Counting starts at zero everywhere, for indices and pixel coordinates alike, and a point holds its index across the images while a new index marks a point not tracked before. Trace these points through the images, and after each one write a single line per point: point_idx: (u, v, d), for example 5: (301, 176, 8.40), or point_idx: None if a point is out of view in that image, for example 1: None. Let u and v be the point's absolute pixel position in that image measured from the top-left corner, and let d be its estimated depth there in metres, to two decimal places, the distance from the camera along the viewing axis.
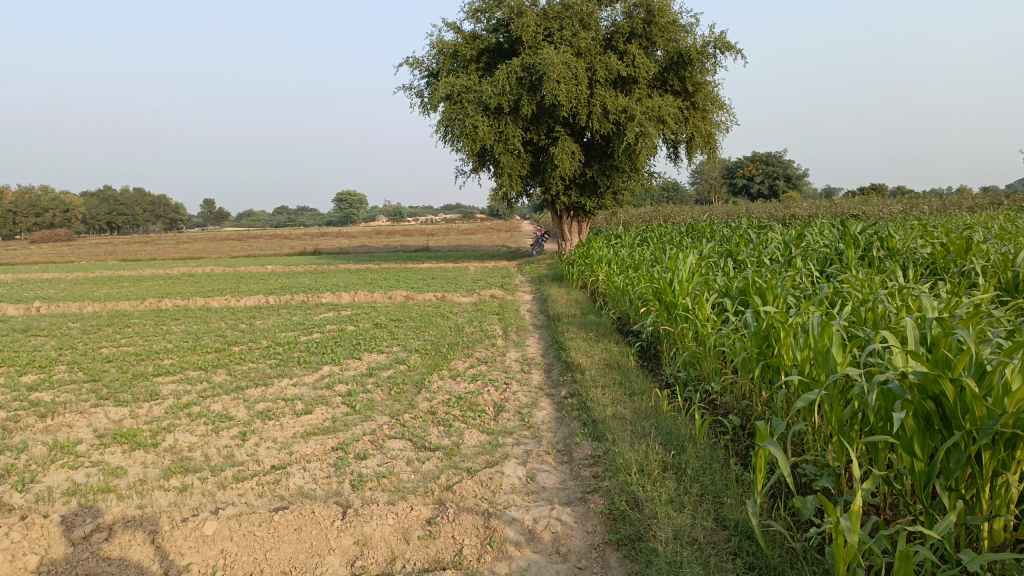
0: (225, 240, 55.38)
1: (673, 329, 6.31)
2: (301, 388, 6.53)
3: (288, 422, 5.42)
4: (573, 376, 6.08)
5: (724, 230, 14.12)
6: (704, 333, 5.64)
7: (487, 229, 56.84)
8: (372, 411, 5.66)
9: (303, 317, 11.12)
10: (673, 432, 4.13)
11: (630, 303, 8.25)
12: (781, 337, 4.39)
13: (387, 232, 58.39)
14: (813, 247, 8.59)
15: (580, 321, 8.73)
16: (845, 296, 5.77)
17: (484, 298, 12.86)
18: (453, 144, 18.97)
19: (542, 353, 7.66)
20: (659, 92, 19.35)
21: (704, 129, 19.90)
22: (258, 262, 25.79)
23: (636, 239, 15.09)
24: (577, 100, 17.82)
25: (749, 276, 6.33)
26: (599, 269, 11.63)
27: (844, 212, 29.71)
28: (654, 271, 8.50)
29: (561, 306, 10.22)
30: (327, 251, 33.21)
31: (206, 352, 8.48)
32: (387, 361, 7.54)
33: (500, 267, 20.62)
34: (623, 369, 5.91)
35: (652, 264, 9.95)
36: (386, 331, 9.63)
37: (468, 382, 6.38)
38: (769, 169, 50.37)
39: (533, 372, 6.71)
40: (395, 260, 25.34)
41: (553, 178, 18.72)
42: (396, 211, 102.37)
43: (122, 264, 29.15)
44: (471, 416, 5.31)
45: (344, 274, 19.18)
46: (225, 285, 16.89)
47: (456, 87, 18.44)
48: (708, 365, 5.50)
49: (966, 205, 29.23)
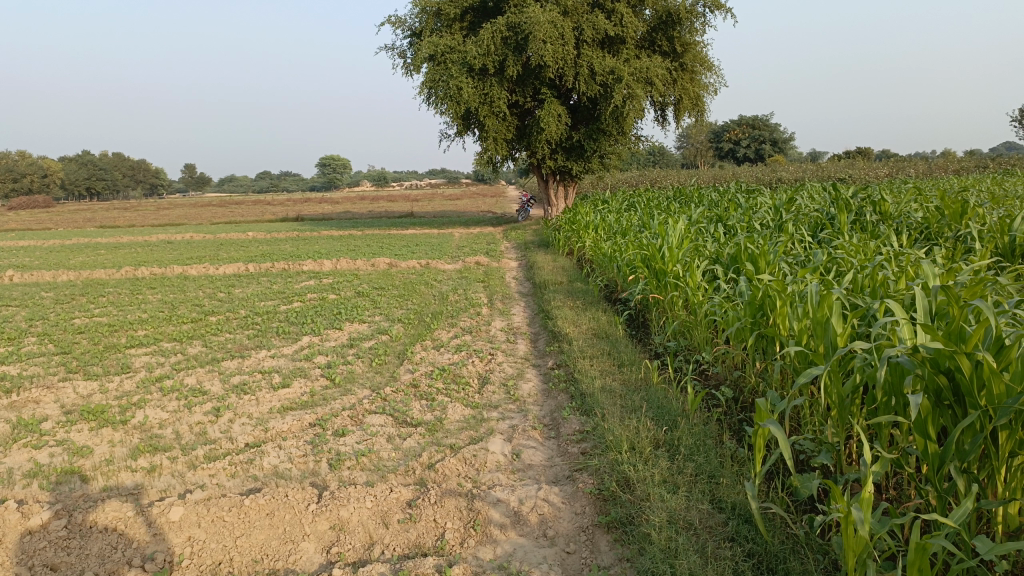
0: (206, 205, 54.60)
1: (662, 297, 6.12)
2: (279, 360, 6.32)
3: (265, 396, 5.22)
4: (559, 346, 5.90)
5: (713, 194, 13.92)
6: (695, 301, 5.45)
7: (473, 194, 56.36)
8: (353, 384, 5.46)
9: (284, 285, 10.87)
10: (665, 407, 3.96)
11: (618, 271, 8.06)
12: (776, 307, 4.15)
13: (371, 198, 57.76)
14: (804, 211, 8.40)
15: (566, 288, 8.54)
16: (840, 262, 5.59)
17: (469, 265, 12.63)
18: (436, 106, 18.57)
19: (529, 322, 7.47)
20: (646, 52, 18.96)
21: (692, 92, 19.58)
22: (239, 229, 25.36)
23: (623, 204, 14.85)
24: (563, 60, 17.43)
25: (742, 241, 6.13)
26: (586, 235, 11.43)
27: (831, 176, 29.58)
28: (642, 237, 8.30)
29: (547, 273, 10.03)
30: (310, 217, 32.76)
31: (182, 322, 8.24)
32: (369, 331, 7.34)
33: (486, 233, 20.35)
34: (612, 338, 5.73)
35: (640, 229, 9.75)
36: (369, 300, 9.40)
37: (453, 352, 6.20)
38: (755, 133, 50.08)
39: (519, 342, 6.52)
40: (379, 226, 24.99)
41: (539, 141, 18.39)
42: (381, 176, 101.35)
43: (100, 230, 28.60)
44: (455, 389, 5.13)
45: (327, 240, 18.87)
46: (204, 252, 16.54)
47: (439, 47, 18.00)
48: (699, 334, 5.32)
49: (952, 169, 29.17)
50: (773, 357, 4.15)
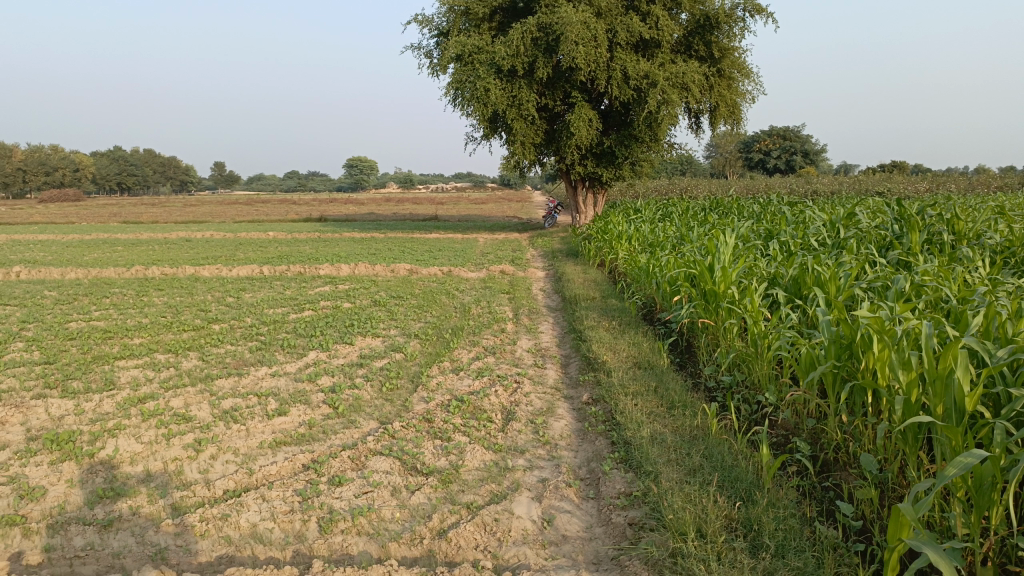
0: (231, 203, 54.44)
1: (714, 323, 5.39)
2: (279, 380, 5.64)
3: (257, 427, 4.54)
4: (595, 376, 5.16)
5: (754, 206, 13.07)
6: (754, 330, 4.74)
7: (498, 198, 55.81)
8: (358, 413, 4.75)
9: (297, 290, 10.24)
10: (734, 471, 3.23)
11: (657, 288, 7.30)
12: (871, 349, 3.44)
13: (395, 200, 57.44)
14: (866, 228, 7.58)
15: (599, 305, 7.80)
16: (926, 291, 4.82)
17: (493, 274, 11.90)
18: (462, 109, 17.95)
19: (559, 343, 6.72)
20: (683, 57, 18.14)
21: (729, 98, 18.75)
22: (260, 228, 24.91)
23: (657, 214, 14.06)
24: (596, 63, 16.71)
25: (807, 260, 5.39)
26: (619, 246, 10.66)
27: (868, 190, 28.52)
28: (686, 251, 7.52)
29: (577, 287, 9.28)
30: (334, 217, 32.34)
31: (182, 331, 7.61)
32: (381, 347, 6.63)
33: (511, 239, 19.65)
34: (657, 370, 4.98)
35: (680, 243, 8.95)
36: (384, 310, 8.72)
37: (474, 378, 5.47)
38: (788, 143, 48.98)
39: (548, 369, 5.79)
40: (402, 228, 24.38)
41: (569, 146, 17.67)
42: (407, 179, 101.32)
43: (121, 226, 28.32)
44: (475, 425, 4.39)
45: (347, 243, 18.27)
46: (220, 252, 16.03)
47: (467, 47, 17.38)
48: (761, 370, 4.61)
49: (996, 185, 27.93)
50: (865, 410, 3.45)
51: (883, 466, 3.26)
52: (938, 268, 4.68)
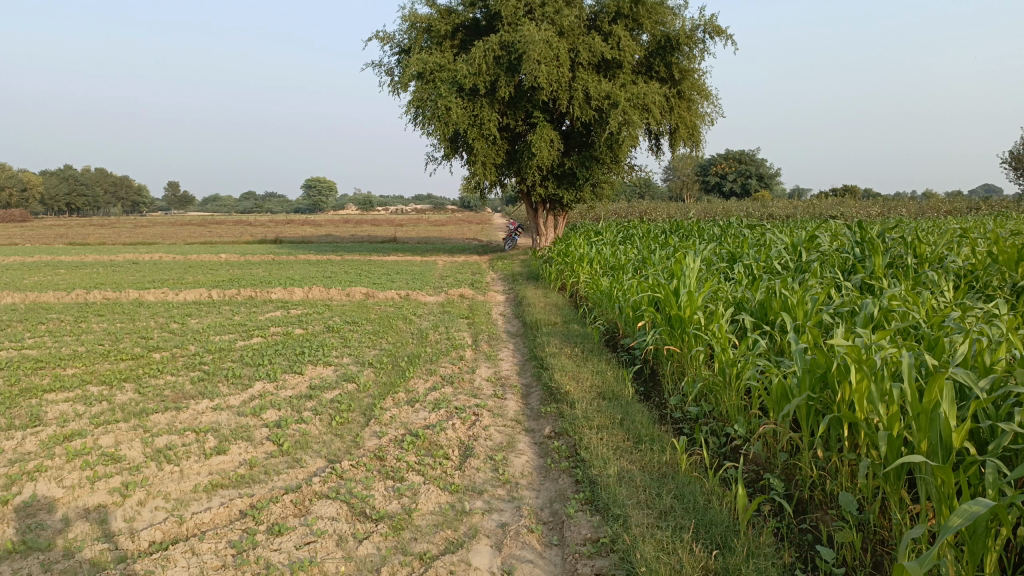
0: (185, 225, 53.33)
1: (679, 350, 5.21)
2: (221, 415, 5.28)
3: (193, 468, 4.20)
4: (558, 408, 4.91)
5: (714, 228, 13.08)
6: (722, 358, 4.56)
7: (458, 221, 55.62)
8: (304, 451, 4.43)
9: (247, 316, 9.83)
10: (708, 515, 3.01)
11: (620, 313, 7.12)
12: (845, 380, 3.26)
13: (354, 222, 56.87)
14: (828, 251, 7.52)
15: (561, 330, 7.59)
16: (895, 316, 4.70)
17: (452, 298, 11.64)
18: (423, 127, 17.74)
19: (519, 371, 6.47)
20: (644, 78, 18.22)
21: (688, 120, 18.89)
22: (213, 250, 24.27)
23: (618, 236, 13.97)
24: (558, 83, 16.68)
25: (773, 285, 5.25)
26: (581, 269, 10.50)
27: (822, 213, 29.00)
28: (649, 274, 7.37)
29: (538, 311, 9.07)
30: (290, 240, 31.75)
31: (120, 360, 7.17)
32: (332, 377, 6.30)
33: (471, 262, 19.40)
34: (622, 400, 4.77)
35: (642, 266, 8.81)
36: (337, 336, 8.38)
37: (430, 410, 5.19)
38: (743, 167, 49.86)
39: (508, 400, 5.53)
40: (360, 251, 23.97)
41: (529, 167, 17.55)
42: (366, 201, 100.59)
43: (67, 248, 27.33)
44: (430, 463, 4.11)
45: (303, 265, 17.82)
46: (169, 275, 15.47)
47: (428, 64, 17.21)
48: (729, 399, 4.43)
49: (944, 209, 28.66)
50: (842, 446, 3.26)
51: (862, 506, 3.09)
52: (906, 292, 4.59)
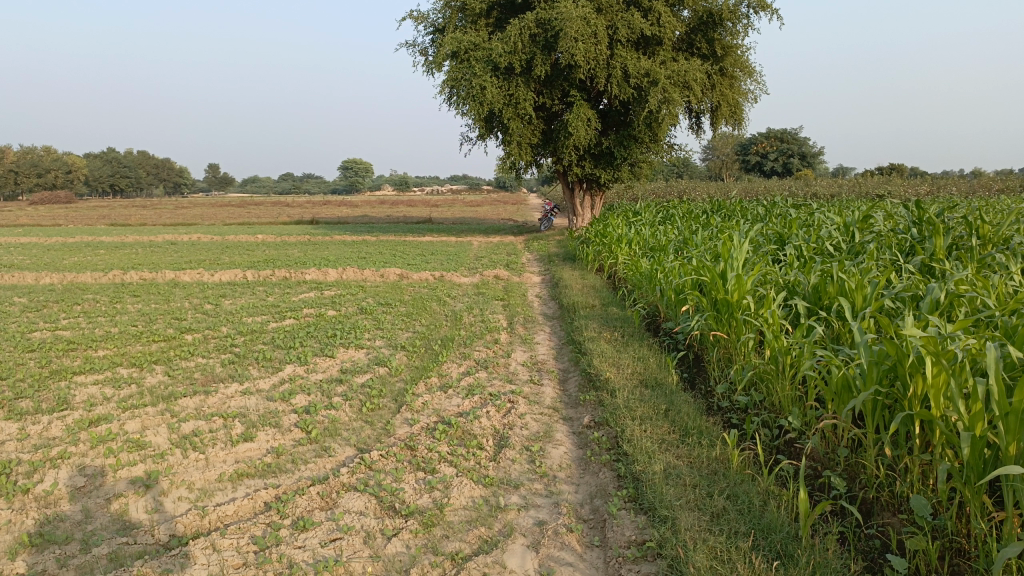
0: (224, 206, 53.91)
1: (727, 337, 4.94)
2: (249, 399, 5.14)
3: (218, 456, 4.05)
4: (598, 396, 4.68)
5: (758, 208, 12.64)
6: (775, 346, 4.28)
7: (494, 201, 55.33)
8: (333, 439, 4.26)
9: (281, 297, 9.74)
10: (764, 520, 2.76)
11: (662, 296, 6.83)
12: (918, 373, 2.98)
13: (390, 202, 56.92)
14: (884, 232, 7.12)
15: (599, 314, 7.33)
16: (964, 303, 4.36)
17: (487, 279, 11.42)
18: (458, 107, 17.48)
19: (556, 355, 6.24)
20: (684, 55, 17.68)
21: (730, 98, 18.32)
22: (250, 231, 24.38)
23: (657, 216, 13.58)
24: (595, 61, 16.26)
25: (829, 268, 4.94)
26: (619, 251, 10.19)
27: (868, 193, 28.12)
28: (692, 256, 7.06)
29: (575, 293, 8.80)
30: (325, 221, 31.82)
31: (152, 342, 7.10)
32: (364, 361, 6.13)
33: (506, 242, 19.17)
34: (666, 389, 4.52)
35: (684, 248, 8.48)
36: (370, 318, 8.22)
37: (463, 396, 4.98)
38: (784, 146, 48.70)
39: (545, 386, 5.31)
40: (395, 231, 23.87)
41: (566, 147, 17.19)
42: (401, 182, 100.76)
43: (108, 229, 27.73)
44: (463, 454, 3.91)
45: (338, 246, 17.76)
46: (205, 255, 15.52)
47: (463, 44, 16.91)
48: (783, 390, 4.16)
49: (997, 188, 27.56)
50: (912, 444, 2.99)
51: (937, 511, 2.82)
52: (976, 276, 4.26)
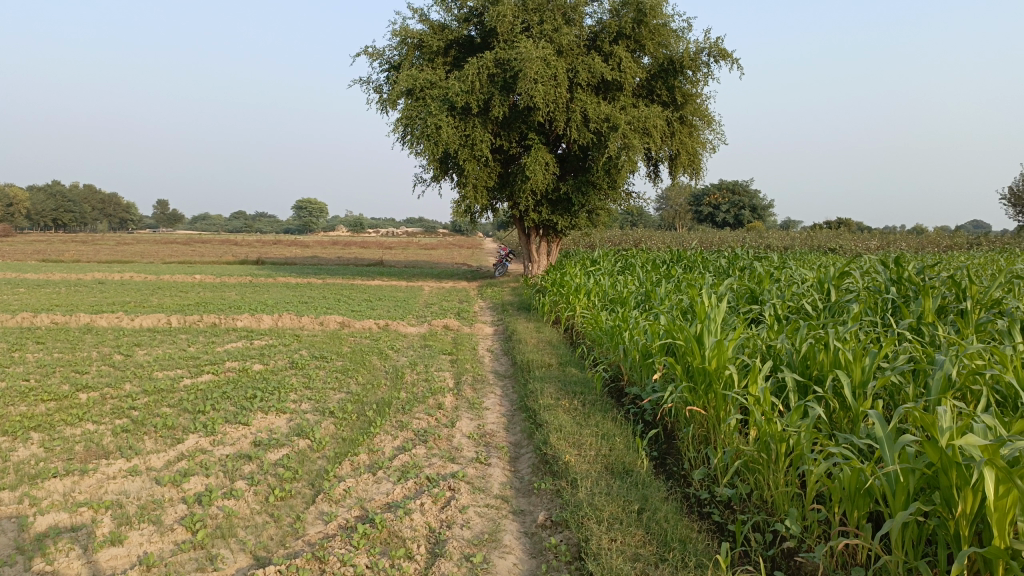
0: (170, 243, 52.11)
1: (707, 414, 4.26)
2: (133, 485, 4.25)
3: (70, 569, 3.17)
4: (555, 484, 3.93)
5: (720, 260, 12.15)
6: (763, 431, 3.60)
7: (449, 245, 54.69)
8: (223, 544, 3.44)
9: (204, 346, 8.79)
10: None
11: (626, 355, 6.15)
12: (968, 492, 2.29)
13: (342, 244, 55.82)
14: (862, 291, 6.58)
15: (556, 375, 6.59)
16: (978, 381, 3.76)
17: (435, 329, 10.62)
18: (411, 146, 16.84)
19: (507, 426, 5.46)
20: (644, 102, 17.39)
21: (690, 146, 18.07)
22: (190, 270, 23.19)
23: (616, 265, 13.00)
24: (554, 103, 15.85)
25: (819, 332, 4.33)
26: (578, 302, 9.51)
27: (820, 246, 28.30)
28: (659, 312, 6.42)
29: (529, 349, 8.06)
30: (272, 261, 30.71)
31: (40, 401, 6.11)
32: (283, 430, 5.27)
33: (459, 288, 18.42)
34: (637, 478, 3.80)
35: (650, 302, 7.84)
36: (300, 373, 7.33)
37: (395, 481, 4.16)
38: (735, 198, 49.33)
39: (493, 467, 4.52)
40: (344, 274, 22.94)
41: (522, 191, 16.62)
42: (357, 223, 99.92)
43: (39, 264, 26.18)
44: (385, 570, 3.09)
45: (280, 289, 16.79)
46: (133, 297, 14.41)
47: (418, 81, 16.32)
48: (775, 484, 3.48)
49: (946, 244, 27.93)
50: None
51: None
52: (993, 349, 3.68)
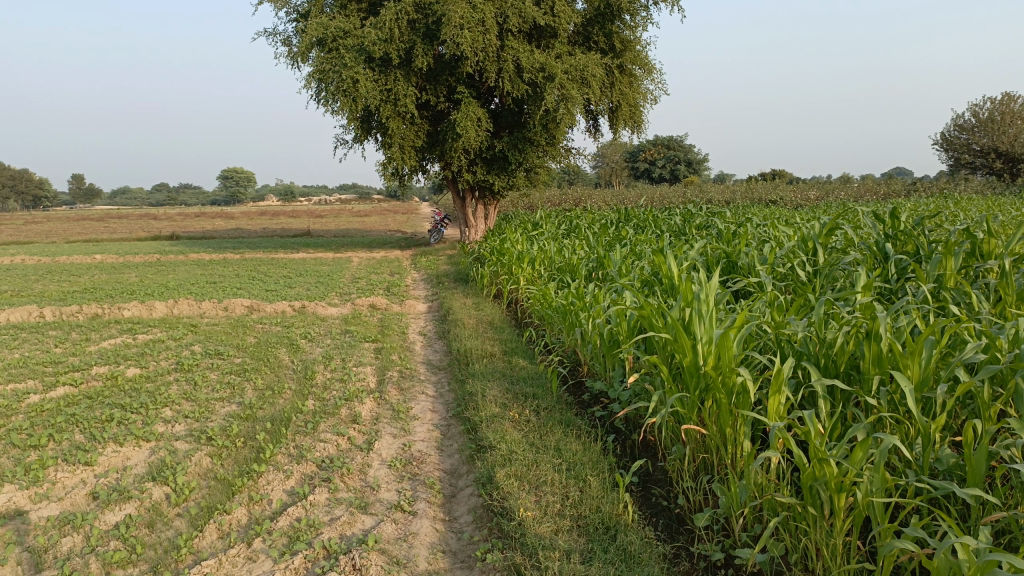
0: (83, 220, 48.63)
1: (710, 433, 3.12)
2: None
3: None
4: (507, 554, 2.73)
5: (674, 218, 11.05)
6: (805, 472, 2.48)
7: (382, 211, 52.72)
8: None
9: (73, 346, 7.24)
10: None
11: (586, 344, 4.97)
12: None
13: (270, 214, 53.13)
14: (857, 254, 5.51)
15: (500, 369, 5.36)
16: None
17: (359, 310, 9.26)
18: (327, 103, 15.21)
19: (441, 445, 4.23)
20: (582, 49, 16.09)
21: (630, 97, 16.90)
22: (91, 249, 21.05)
23: (560, 228, 11.78)
24: (484, 52, 14.43)
25: (852, 318, 3.21)
26: (520, 273, 8.28)
27: (762, 199, 27.72)
28: (621, 287, 5.23)
29: (467, 333, 6.81)
30: (189, 235, 28.47)
31: None
32: (139, 472, 3.90)
33: (390, 258, 16.98)
34: (624, 546, 2.64)
35: (606, 276, 6.65)
36: (184, 380, 5.91)
37: (274, 560, 2.90)
38: (671, 153, 48.64)
39: (421, 517, 3.27)
40: (267, 247, 21.17)
41: (454, 150, 15.19)
42: (287, 191, 96.40)
43: None
44: None
45: (189, 267, 15.07)
46: (11, 285, 12.55)
47: (330, 30, 14.57)
48: (828, 550, 2.41)
49: (883, 192, 27.61)
50: None
51: None
52: None
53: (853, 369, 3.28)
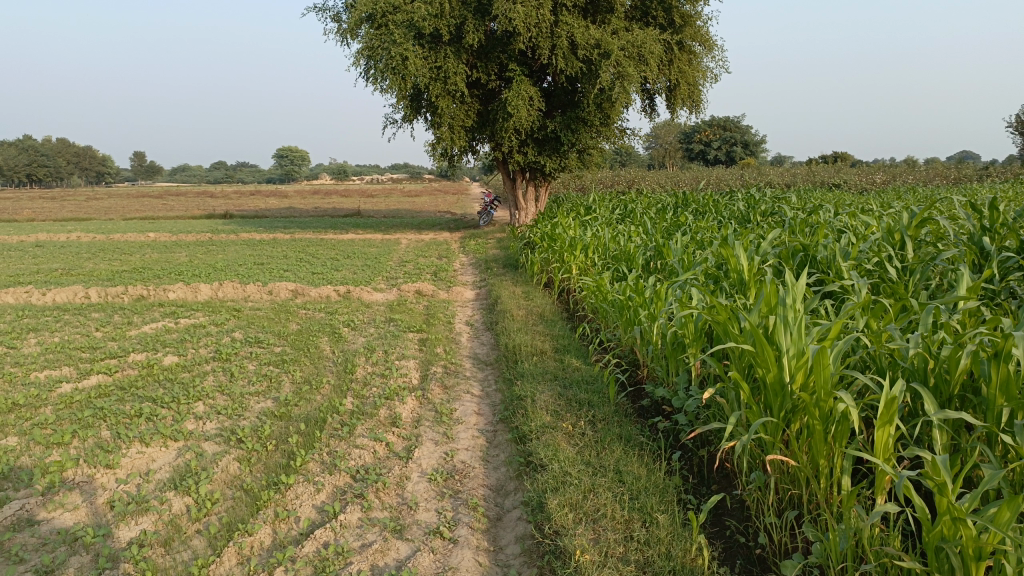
0: (142, 197, 49.61)
1: (800, 465, 2.69)
2: None
3: None
4: None
5: (735, 203, 10.44)
6: (932, 531, 2.07)
7: (433, 191, 52.59)
8: None
9: (114, 330, 7.07)
10: None
11: (647, 345, 4.52)
12: None
13: (322, 193, 53.50)
14: (956, 249, 4.89)
15: (551, 369, 4.94)
16: None
17: (404, 296, 8.95)
18: (376, 81, 14.89)
19: (488, 455, 3.86)
20: (639, 25, 15.42)
21: (689, 76, 16.20)
22: (145, 227, 21.23)
23: (614, 213, 11.26)
24: (538, 27, 13.91)
25: (973, 333, 2.69)
26: (573, 261, 7.82)
27: (823, 183, 26.59)
28: (686, 283, 4.74)
29: (516, 326, 6.41)
30: (240, 214, 28.65)
31: None
32: (162, 478, 3.62)
33: (438, 241, 16.66)
34: None
35: (666, 269, 6.16)
36: (220, 371, 5.65)
37: None
38: (727, 134, 47.28)
39: (464, 547, 2.89)
40: (317, 227, 21.10)
41: (504, 130, 14.74)
42: (339, 170, 97.20)
43: None
44: None
45: (238, 247, 14.98)
46: (64, 262, 12.60)
47: (380, 5, 14.22)
48: None
49: (953, 176, 26.20)
50: None
51: None
52: None
53: (969, 391, 2.78)
